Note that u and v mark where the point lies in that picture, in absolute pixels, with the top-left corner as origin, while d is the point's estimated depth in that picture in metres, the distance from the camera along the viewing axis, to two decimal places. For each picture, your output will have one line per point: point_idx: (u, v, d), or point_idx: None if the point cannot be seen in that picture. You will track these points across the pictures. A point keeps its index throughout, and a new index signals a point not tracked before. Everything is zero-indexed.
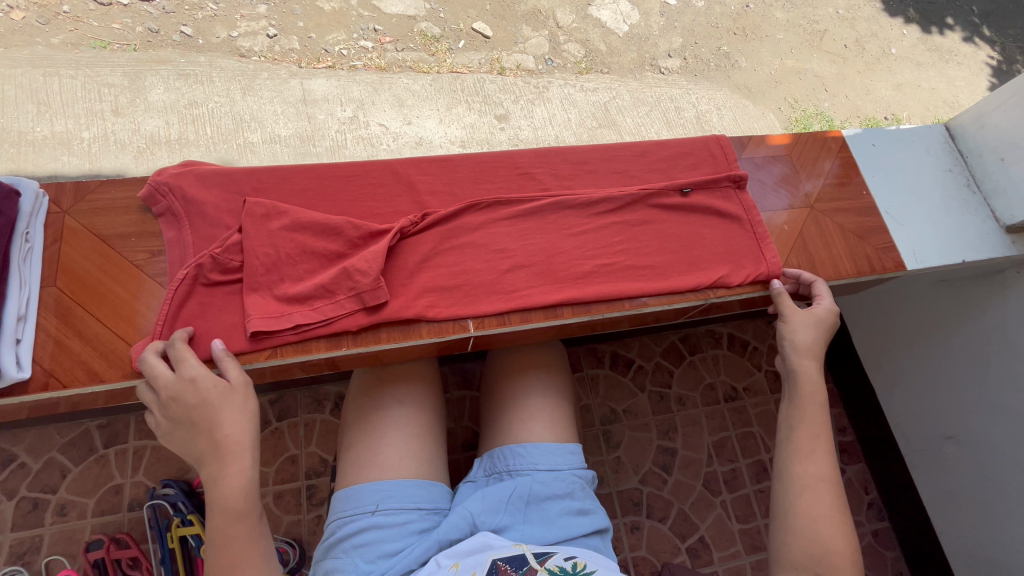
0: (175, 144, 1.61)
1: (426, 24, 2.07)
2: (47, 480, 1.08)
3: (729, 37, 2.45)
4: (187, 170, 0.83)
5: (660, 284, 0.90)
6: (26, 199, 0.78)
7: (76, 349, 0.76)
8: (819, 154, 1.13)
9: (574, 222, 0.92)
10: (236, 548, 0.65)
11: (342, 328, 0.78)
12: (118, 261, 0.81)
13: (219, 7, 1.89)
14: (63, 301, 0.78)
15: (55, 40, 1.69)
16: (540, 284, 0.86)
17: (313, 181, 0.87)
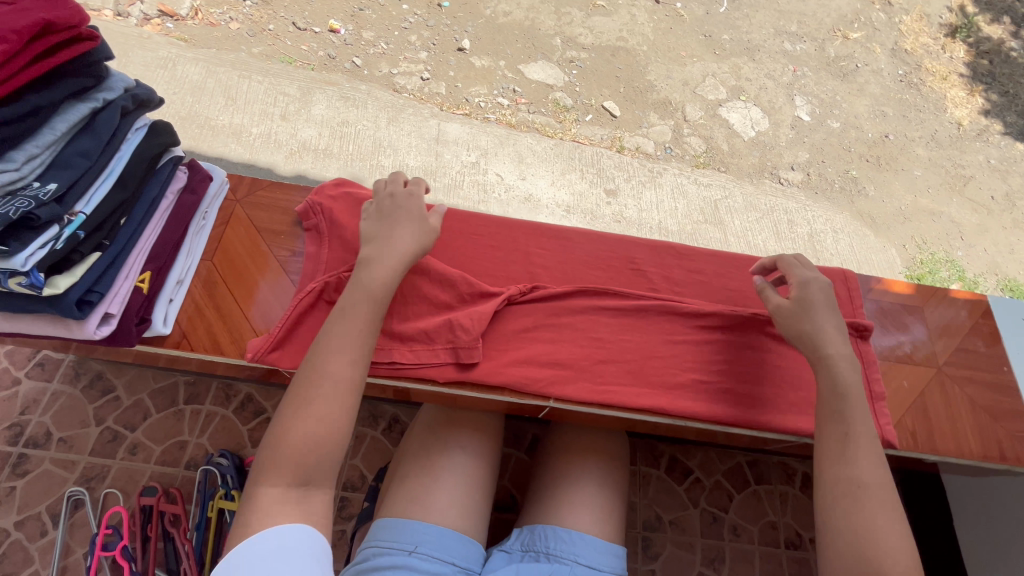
0: (320, 153, 1.81)
1: (561, 94, 2.22)
2: (131, 418, 1.19)
3: (859, 162, 2.39)
4: (339, 196, 0.93)
5: (752, 413, 0.85)
6: (215, 184, 0.91)
7: (209, 319, 0.83)
8: (954, 314, 1.04)
9: (676, 327, 0.90)
10: (322, 395, 0.69)
11: (429, 376, 0.80)
12: (264, 252, 0.90)
13: (388, 48, 2.17)
14: (213, 275, 0.87)
15: (255, 50, 2.02)
16: (630, 382, 0.85)
17: (439, 229, 0.94)
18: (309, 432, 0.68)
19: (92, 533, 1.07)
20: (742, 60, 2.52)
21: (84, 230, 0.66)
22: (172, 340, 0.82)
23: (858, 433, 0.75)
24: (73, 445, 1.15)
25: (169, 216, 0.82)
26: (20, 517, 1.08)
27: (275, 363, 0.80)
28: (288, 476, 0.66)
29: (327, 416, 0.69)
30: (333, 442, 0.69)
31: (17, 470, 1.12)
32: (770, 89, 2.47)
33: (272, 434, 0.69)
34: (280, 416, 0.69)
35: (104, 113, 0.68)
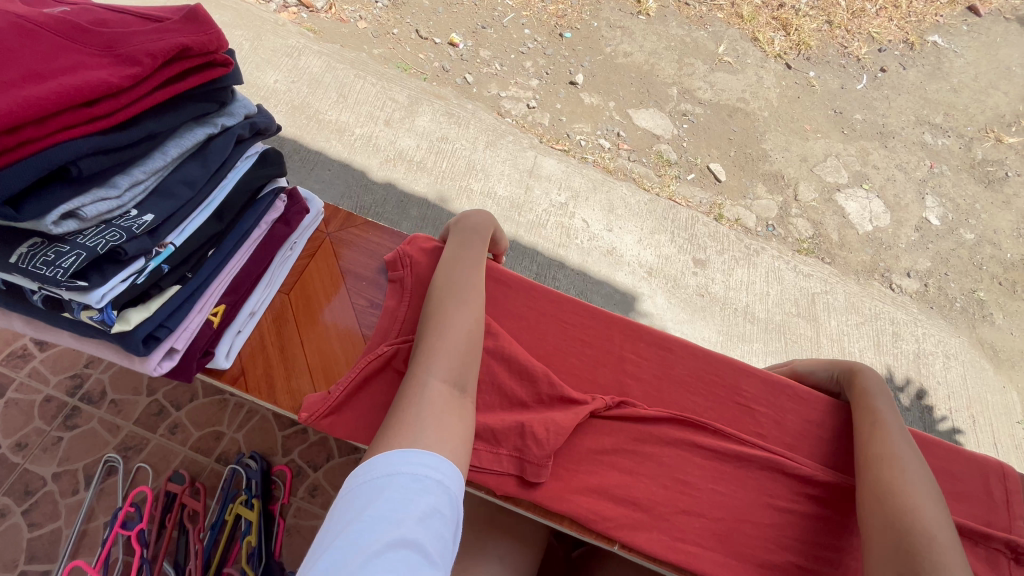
0: (414, 165, 1.80)
1: (666, 147, 2.11)
2: (179, 396, 1.19)
3: (990, 284, 2.10)
4: (430, 252, 0.88)
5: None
6: (310, 216, 0.88)
7: (274, 358, 0.80)
8: None
9: (766, 483, 0.79)
10: (456, 339, 0.74)
11: (488, 485, 0.72)
12: (341, 295, 0.88)
13: (502, 70, 2.15)
14: (285, 308, 0.84)
15: (376, 52, 2.06)
16: (713, 547, 0.74)
17: (530, 312, 0.89)
18: (451, 371, 0.71)
19: (117, 505, 1.07)
20: (873, 145, 2.30)
21: (169, 263, 0.61)
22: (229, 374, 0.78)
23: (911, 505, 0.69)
24: (122, 410, 1.17)
25: (256, 247, 0.77)
26: (59, 469, 1.11)
27: (329, 430, 0.75)
28: (439, 409, 0.67)
29: (462, 356, 0.73)
30: (467, 371, 0.73)
31: (68, 421, 1.15)
32: (899, 182, 2.24)
33: (410, 383, 0.70)
34: (419, 362, 0.72)
35: (218, 142, 0.64)
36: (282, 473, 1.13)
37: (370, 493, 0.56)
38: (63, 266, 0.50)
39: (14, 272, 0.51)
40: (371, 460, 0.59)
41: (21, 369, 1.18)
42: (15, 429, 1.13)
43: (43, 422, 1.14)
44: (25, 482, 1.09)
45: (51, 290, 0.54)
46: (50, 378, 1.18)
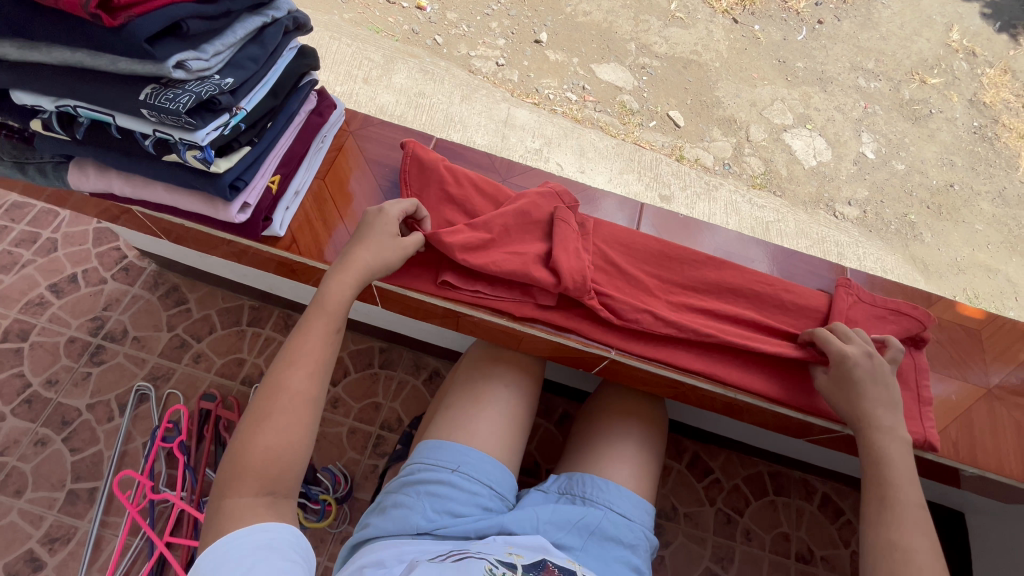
0: (395, 120, 1.91)
1: (628, 97, 2.26)
2: (198, 329, 1.28)
3: (920, 208, 2.34)
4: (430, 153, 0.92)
5: (801, 395, 0.84)
6: (338, 113, 0.94)
7: (316, 230, 0.87)
8: (1017, 344, 0.95)
9: (739, 301, 0.90)
10: (280, 422, 0.63)
11: (506, 308, 0.85)
12: (367, 177, 0.94)
13: (469, 30, 2.25)
14: (322, 191, 0.91)
15: (347, 17, 2.15)
16: (690, 347, 0.86)
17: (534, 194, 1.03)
18: (264, 477, 0.61)
19: (154, 425, 1.16)
20: (814, 90, 2.50)
21: (245, 123, 0.69)
22: (283, 244, 0.85)
23: (899, 548, 0.65)
24: (145, 345, 1.25)
25: (299, 132, 0.85)
26: (92, 401, 1.19)
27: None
28: (291, 411, 0.64)
29: (290, 439, 0.63)
30: (296, 453, 0.63)
31: (94, 358, 1.23)
32: (838, 121, 2.45)
33: (223, 505, 0.60)
34: (225, 474, 0.61)
35: (271, 29, 0.71)
36: None
37: (221, 556, 0.56)
38: (182, 103, 0.59)
39: (141, 109, 0.60)
40: (200, 560, 0.56)
41: (42, 315, 1.25)
42: (46, 368, 1.21)
43: (71, 360, 1.22)
44: (61, 414, 1.17)
45: (165, 131, 0.63)
46: (71, 322, 1.26)
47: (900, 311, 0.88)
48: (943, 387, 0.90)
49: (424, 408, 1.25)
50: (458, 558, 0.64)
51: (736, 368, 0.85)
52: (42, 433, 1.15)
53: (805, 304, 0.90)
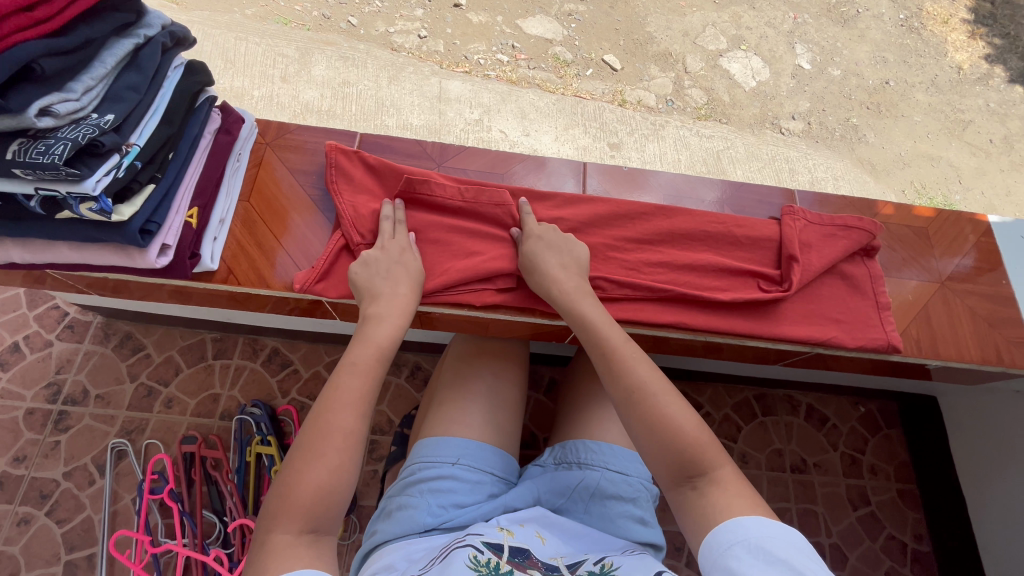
0: (323, 114, 1.81)
1: (560, 49, 2.19)
2: (163, 374, 1.24)
3: (860, 110, 2.37)
4: (356, 159, 0.87)
5: (767, 324, 0.86)
6: (246, 126, 0.88)
7: (253, 254, 0.83)
8: (960, 236, 0.98)
9: (695, 246, 0.90)
10: (329, 458, 0.62)
11: (466, 299, 0.83)
12: (297, 186, 0.89)
13: (384, 6, 2.11)
14: (250, 212, 0.86)
15: (249, 13, 1.99)
16: (658, 303, 0.86)
17: (474, 175, 0.98)
18: (307, 514, 0.60)
19: (138, 479, 1.13)
20: (743, 9, 2.46)
21: (140, 161, 0.65)
22: (219, 277, 0.81)
23: (645, 388, 0.67)
24: (110, 401, 1.20)
25: (208, 155, 0.79)
26: (67, 468, 1.14)
27: (323, 292, 0.80)
28: (341, 447, 0.63)
29: (338, 476, 0.62)
30: (344, 491, 0.63)
31: (59, 425, 1.17)
32: (771, 38, 2.43)
33: (266, 540, 0.58)
34: (272, 507, 0.60)
35: (147, 49, 0.66)
36: (288, 412, 1.21)
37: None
38: (58, 154, 0.55)
39: (14, 169, 0.55)
40: None
41: None
42: (8, 446, 1.15)
43: (35, 432, 1.16)
44: (38, 488, 1.12)
45: (48, 186, 0.58)
46: (24, 393, 1.19)
47: (848, 226, 0.90)
48: (901, 289, 0.93)
49: (413, 405, 1.24)
50: (444, 551, 0.62)
51: (702, 312, 0.86)
52: (23, 512, 1.10)
53: (759, 236, 0.91)
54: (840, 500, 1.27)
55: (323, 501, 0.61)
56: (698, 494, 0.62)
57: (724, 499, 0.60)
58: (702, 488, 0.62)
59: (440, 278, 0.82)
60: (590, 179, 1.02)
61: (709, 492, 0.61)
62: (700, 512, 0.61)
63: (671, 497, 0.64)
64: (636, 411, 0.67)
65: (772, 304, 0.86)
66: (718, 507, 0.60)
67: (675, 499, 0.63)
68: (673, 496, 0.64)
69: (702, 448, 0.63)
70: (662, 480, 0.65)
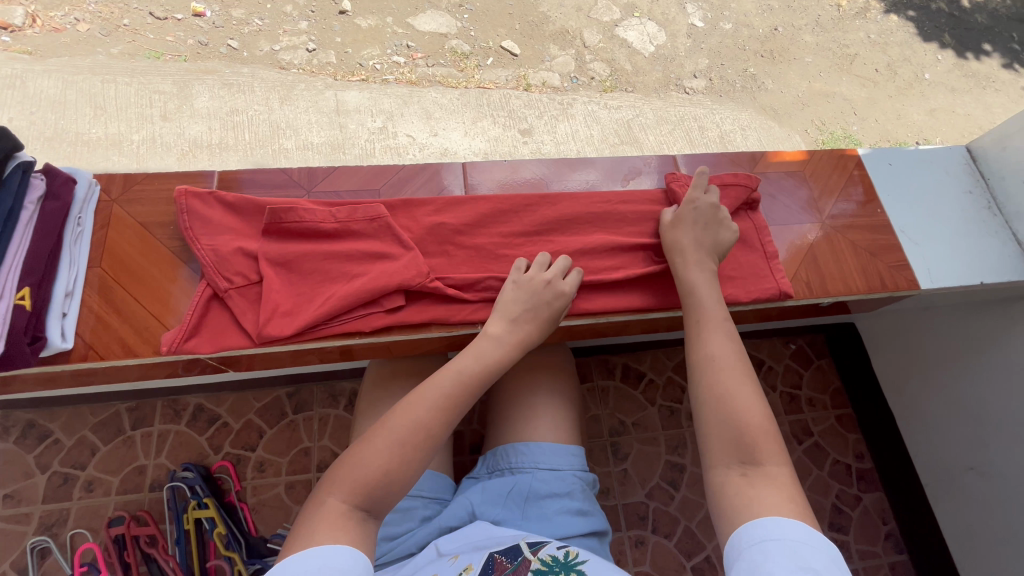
0: (215, 148, 1.71)
1: (457, 41, 2.15)
2: (78, 457, 1.14)
3: (755, 59, 2.45)
4: (213, 202, 0.83)
5: (664, 294, 0.91)
6: (80, 187, 0.86)
7: (115, 325, 0.82)
8: (832, 174, 1.08)
9: (584, 227, 0.94)
10: (406, 448, 0.63)
11: (355, 327, 0.80)
12: (156, 244, 0.87)
13: (264, 23, 2.01)
14: (106, 280, 0.85)
15: (115, 51, 1.84)
16: None
17: (347, 195, 0.96)
18: (365, 491, 0.60)
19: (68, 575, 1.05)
20: None
21: None
22: (79, 354, 0.80)
23: (716, 361, 0.72)
24: (22, 499, 1.10)
25: (37, 228, 0.80)
26: None
27: (195, 350, 0.78)
28: (410, 443, 0.63)
29: (402, 467, 0.62)
30: (402, 481, 0.62)
31: None
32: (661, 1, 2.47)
33: (315, 501, 0.60)
34: (331, 472, 0.62)
35: None
36: (224, 468, 1.15)
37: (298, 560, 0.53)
38: None
39: None
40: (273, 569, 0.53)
41: None
42: None
43: None
44: None
45: None
46: None
47: (726, 184, 0.94)
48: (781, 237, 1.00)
49: None
50: None
51: (604, 295, 0.89)
52: None
53: (644, 211, 0.97)
54: (787, 438, 1.31)
55: (374, 484, 0.60)
56: (746, 482, 0.62)
57: (767, 493, 0.60)
58: (751, 475, 0.62)
59: (318, 309, 0.79)
60: (481, 179, 1.02)
61: (757, 483, 0.61)
62: (740, 496, 0.61)
63: (715, 477, 0.64)
64: (709, 384, 0.71)
65: (663, 273, 0.92)
66: (761, 502, 0.59)
67: (718, 481, 0.64)
68: (717, 476, 0.64)
69: (760, 435, 0.65)
70: (713, 459, 0.66)
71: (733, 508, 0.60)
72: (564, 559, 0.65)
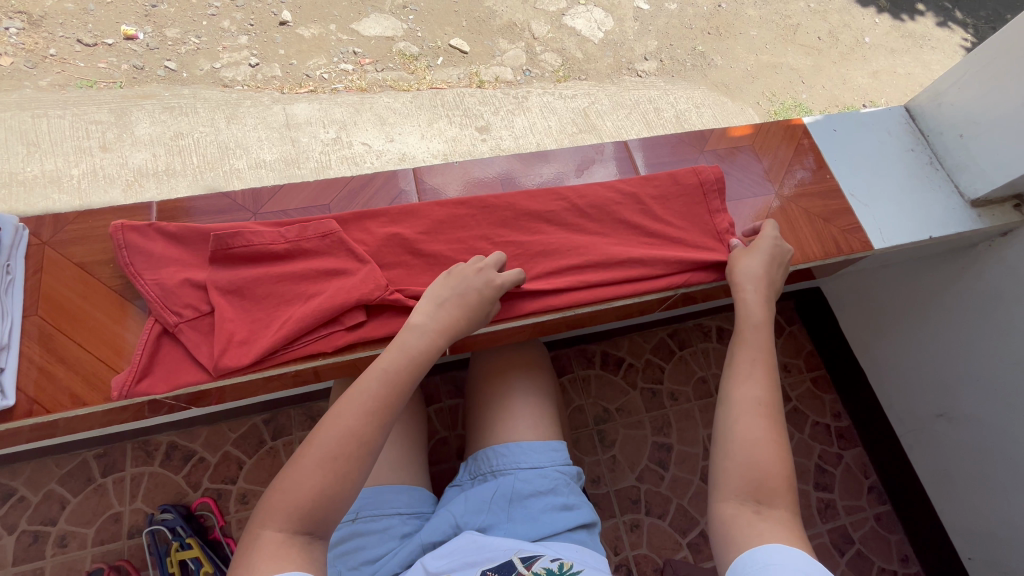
0: (162, 176, 1.65)
1: (404, 44, 2.11)
2: (47, 512, 1.09)
3: (702, 37, 2.48)
4: (155, 233, 0.81)
5: (628, 283, 0.91)
6: (7, 232, 0.82)
7: (60, 375, 0.79)
8: (781, 144, 1.12)
9: (542, 222, 0.94)
10: (338, 463, 0.60)
11: (317, 350, 0.79)
12: (97, 285, 0.85)
13: (201, 41, 1.93)
14: (46, 328, 0.82)
15: (44, 83, 1.75)
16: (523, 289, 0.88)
17: (296, 214, 0.95)
18: (303, 516, 0.58)
19: None
20: None
21: None
22: (23, 410, 0.77)
23: (755, 398, 0.72)
24: None
25: None
26: None
27: (148, 391, 0.75)
28: (342, 454, 0.61)
29: (340, 481, 0.60)
30: (343, 497, 0.60)
31: None
32: None
33: (253, 537, 0.57)
34: (262, 504, 0.59)
35: None
36: (206, 505, 1.11)
37: None
38: None
39: None
40: None
41: None
42: None
43: None
44: None
45: None
46: None
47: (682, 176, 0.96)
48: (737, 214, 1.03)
49: None
50: None
51: (569, 291, 0.89)
52: None
53: (602, 200, 0.98)
54: None
55: (312, 505, 0.58)
56: (759, 519, 0.63)
57: (774, 533, 0.61)
58: (763, 514, 0.64)
59: (277, 333, 0.77)
60: (437, 184, 1.02)
61: (768, 522, 0.63)
62: (749, 530, 0.62)
63: (721, 508, 0.66)
64: (740, 416, 0.71)
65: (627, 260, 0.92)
66: (764, 537, 0.61)
67: (726, 511, 0.65)
68: (728, 507, 0.65)
69: (778, 478, 0.66)
70: (728, 490, 0.66)
71: (740, 542, 0.62)
72: (559, 571, 0.65)
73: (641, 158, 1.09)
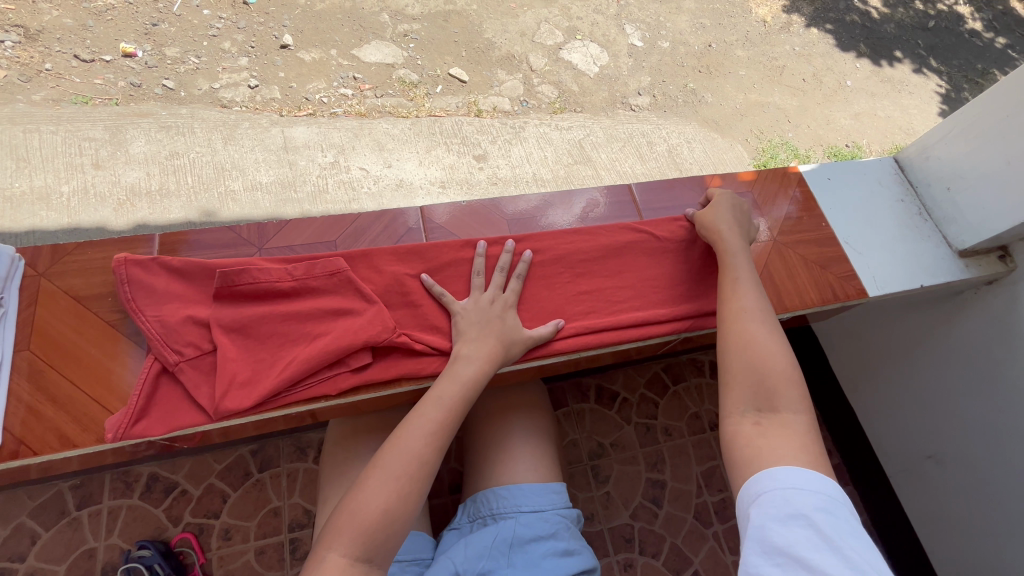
0: (155, 195, 1.63)
1: (404, 71, 2.14)
2: (15, 548, 1.04)
3: (693, 74, 2.56)
4: (157, 268, 0.79)
5: (634, 328, 0.93)
6: (3, 263, 0.81)
7: (51, 415, 0.77)
8: (777, 191, 1.15)
9: (547, 262, 0.95)
10: (402, 482, 0.64)
11: (320, 393, 0.77)
12: (93, 320, 0.83)
13: (200, 61, 1.93)
14: (38, 364, 0.79)
15: (37, 97, 1.72)
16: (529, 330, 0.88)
17: (302, 250, 0.94)
18: (366, 540, 0.60)
19: None
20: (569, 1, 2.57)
21: None
22: (9, 451, 0.74)
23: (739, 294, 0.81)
24: None
25: None
26: None
27: (145, 433, 0.73)
28: (404, 479, 0.64)
29: (402, 503, 0.63)
30: (401, 523, 0.62)
31: None
32: (601, 23, 2.56)
33: (321, 558, 0.59)
34: (331, 524, 0.61)
35: None
36: (186, 541, 1.07)
37: None
38: None
39: None
40: None
41: None
42: None
43: None
44: None
45: None
46: None
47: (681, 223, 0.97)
48: None
49: None
50: None
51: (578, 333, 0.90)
52: None
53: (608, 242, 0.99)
54: None
55: (377, 527, 0.61)
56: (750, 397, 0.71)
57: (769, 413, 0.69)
58: (763, 423, 0.68)
59: (280, 373, 0.76)
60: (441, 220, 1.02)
61: (753, 397, 0.70)
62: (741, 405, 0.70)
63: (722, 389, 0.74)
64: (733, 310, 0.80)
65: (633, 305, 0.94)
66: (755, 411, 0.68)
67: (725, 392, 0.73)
68: (730, 424, 0.70)
69: (779, 391, 0.70)
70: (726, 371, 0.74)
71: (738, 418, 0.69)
72: None
73: (642, 200, 1.12)
